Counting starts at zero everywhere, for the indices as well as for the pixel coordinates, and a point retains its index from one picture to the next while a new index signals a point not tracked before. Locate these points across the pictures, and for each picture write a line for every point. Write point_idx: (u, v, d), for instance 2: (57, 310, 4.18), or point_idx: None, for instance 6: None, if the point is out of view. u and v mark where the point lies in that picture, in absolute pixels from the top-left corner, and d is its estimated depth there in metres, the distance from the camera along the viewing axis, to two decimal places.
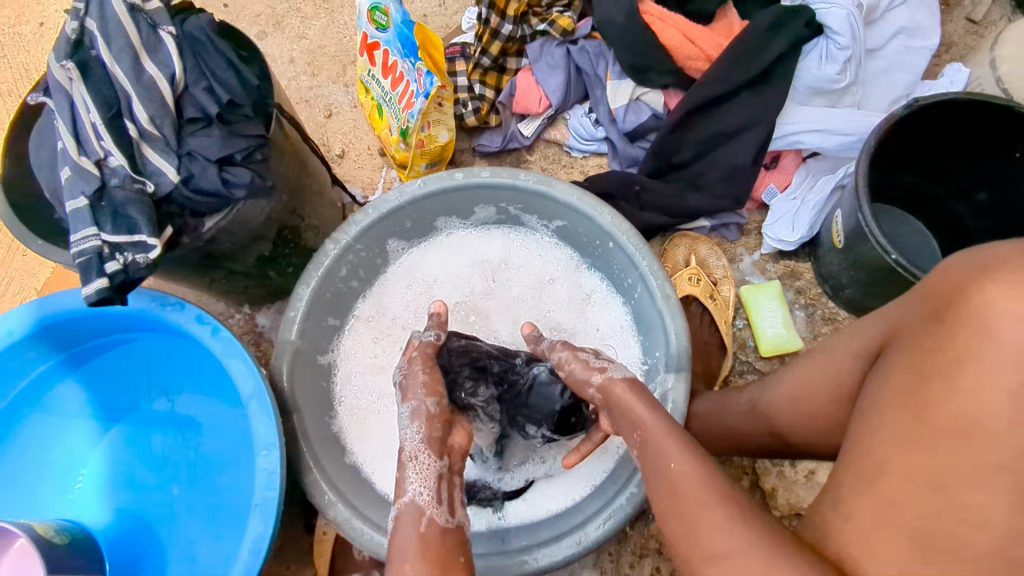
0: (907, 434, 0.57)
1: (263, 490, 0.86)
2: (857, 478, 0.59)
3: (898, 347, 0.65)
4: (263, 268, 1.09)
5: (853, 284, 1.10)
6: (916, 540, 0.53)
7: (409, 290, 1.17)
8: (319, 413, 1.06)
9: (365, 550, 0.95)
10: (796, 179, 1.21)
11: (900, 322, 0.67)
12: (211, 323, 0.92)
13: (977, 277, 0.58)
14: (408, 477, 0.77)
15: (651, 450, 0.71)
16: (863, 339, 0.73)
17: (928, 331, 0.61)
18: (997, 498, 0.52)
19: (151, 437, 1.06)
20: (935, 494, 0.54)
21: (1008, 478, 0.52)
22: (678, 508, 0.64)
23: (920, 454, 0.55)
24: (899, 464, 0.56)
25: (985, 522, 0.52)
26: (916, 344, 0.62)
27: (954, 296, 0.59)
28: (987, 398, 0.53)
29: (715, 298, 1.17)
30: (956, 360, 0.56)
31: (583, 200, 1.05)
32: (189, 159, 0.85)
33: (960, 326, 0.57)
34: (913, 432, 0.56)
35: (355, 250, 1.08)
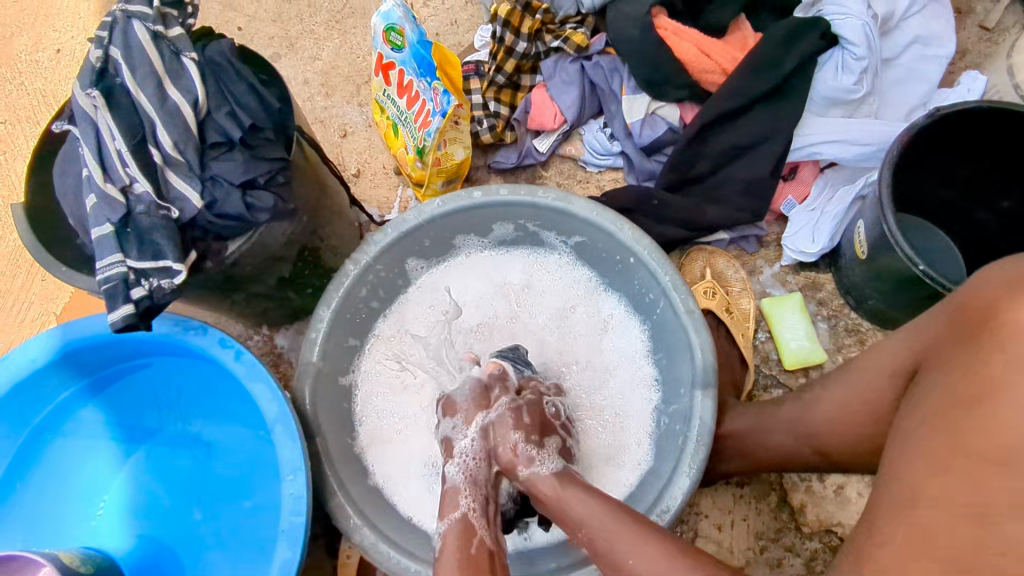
0: (943, 458, 0.55)
1: (290, 516, 0.86)
2: (896, 501, 0.57)
3: (937, 368, 0.63)
4: (283, 290, 1.09)
5: (878, 295, 1.09)
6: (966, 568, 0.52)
7: (429, 309, 1.17)
8: (340, 434, 1.04)
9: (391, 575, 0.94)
10: (814, 190, 1.20)
11: (936, 339, 0.67)
12: (234, 347, 0.92)
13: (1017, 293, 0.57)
14: (460, 494, 0.77)
15: None
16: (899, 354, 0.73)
17: (966, 351, 0.60)
18: None
19: (173, 462, 1.06)
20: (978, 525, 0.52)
21: None
22: None
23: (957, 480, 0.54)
24: (941, 488, 0.54)
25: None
26: (955, 362, 0.61)
27: (990, 316, 0.59)
28: None
29: (731, 312, 1.15)
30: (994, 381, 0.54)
31: (603, 215, 1.04)
32: (211, 183, 0.84)
33: (997, 352, 0.56)
34: (948, 460, 0.55)
35: (375, 271, 1.08)
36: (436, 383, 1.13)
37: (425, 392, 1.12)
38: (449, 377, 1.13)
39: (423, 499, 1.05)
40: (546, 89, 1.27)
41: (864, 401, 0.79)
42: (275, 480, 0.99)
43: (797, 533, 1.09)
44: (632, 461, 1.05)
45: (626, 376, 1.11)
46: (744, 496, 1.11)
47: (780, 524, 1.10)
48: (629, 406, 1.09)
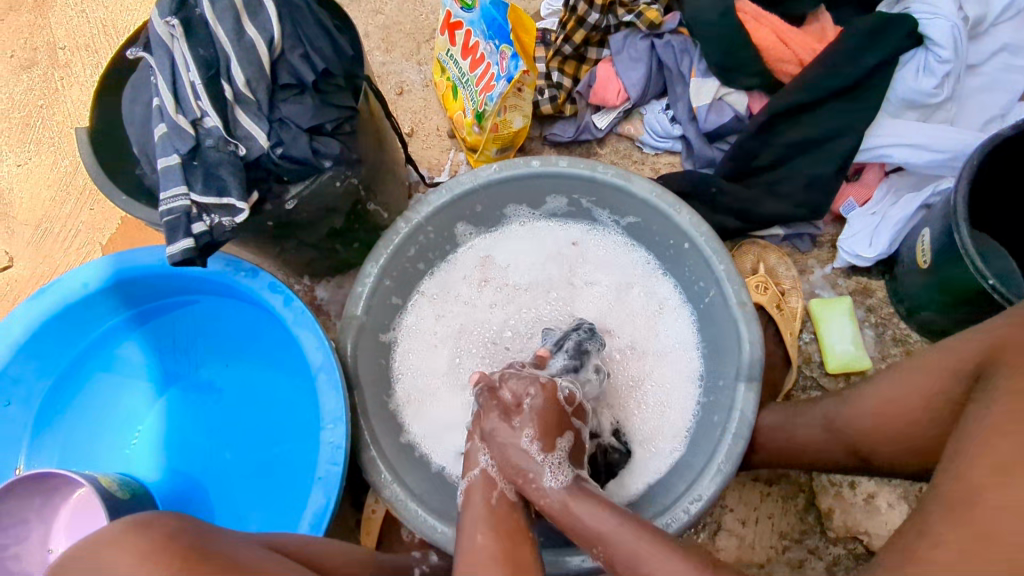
0: (1008, 461, 0.52)
1: (327, 464, 0.86)
2: (945, 504, 0.54)
3: (1003, 374, 0.60)
4: (332, 241, 1.09)
5: (935, 307, 1.05)
6: None
7: (477, 272, 1.16)
8: (377, 390, 1.05)
9: (417, 532, 0.94)
10: (877, 195, 1.17)
11: (1003, 344, 0.63)
12: (285, 293, 0.92)
13: None
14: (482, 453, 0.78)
15: None
16: (954, 358, 0.69)
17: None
18: None
19: (211, 400, 1.07)
20: None
21: None
22: None
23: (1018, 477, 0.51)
24: None
25: None
26: None
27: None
28: None
29: (781, 308, 1.13)
30: None
31: (662, 198, 1.02)
32: (279, 125, 0.83)
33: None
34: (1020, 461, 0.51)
35: (425, 232, 1.08)
36: (477, 341, 1.13)
37: (466, 350, 1.12)
38: (490, 336, 1.13)
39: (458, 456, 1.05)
40: (613, 65, 1.24)
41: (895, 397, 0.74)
42: (309, 429, 1.00)
43: (822, 536, 1.08)
44: (664, 446, 1.04)
45: (671, 359, 1.10)
46: (771, 494, 1.10)
47: (806, 525, 1.08)
48: (666, 393, 1.07)
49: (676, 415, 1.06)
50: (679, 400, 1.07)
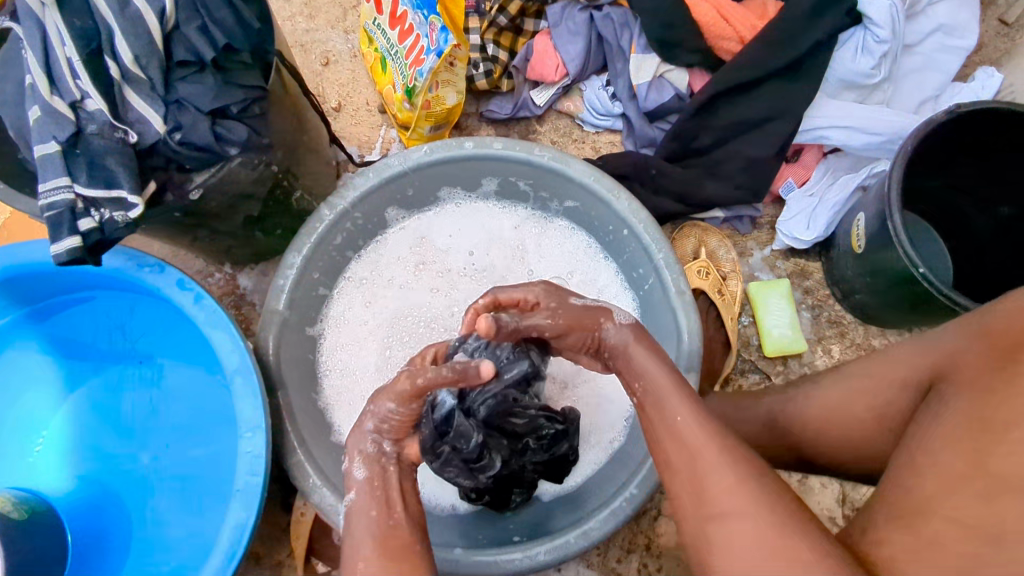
0: None
1: (245, 476, 0.80)
2: (882, 511, 0.53)
3: None
4: (251, 227, 1.02)
5: (867, 290, 1.06)
6: None
7: (410, 254, 1.11)
8: (303, 388, 0.99)
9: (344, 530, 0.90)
10: (815, 175, 1.15)
11: None
12: (194, 290, 0.84)
13: None
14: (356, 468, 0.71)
15: (689, 417, 0.62)
16: None
17: None
18: None
19: (123, 400, 0.99)
20: None
21: None
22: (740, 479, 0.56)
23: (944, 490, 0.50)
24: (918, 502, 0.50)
25: None
26: None
27: None
28: None
29: (723, 293, 1.12)
30: None
31: (600, 182, 0.99)
32: (177, 108, 0.75)
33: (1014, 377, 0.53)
34: (969, 479, 0.51)
35: (352, 217, 1.02)
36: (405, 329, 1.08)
37: (392, 337, 1.07)
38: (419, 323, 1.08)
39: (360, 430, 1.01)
40: (552, 38, 1.18)
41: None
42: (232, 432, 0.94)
43: None
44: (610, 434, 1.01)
45: None
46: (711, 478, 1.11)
47: None
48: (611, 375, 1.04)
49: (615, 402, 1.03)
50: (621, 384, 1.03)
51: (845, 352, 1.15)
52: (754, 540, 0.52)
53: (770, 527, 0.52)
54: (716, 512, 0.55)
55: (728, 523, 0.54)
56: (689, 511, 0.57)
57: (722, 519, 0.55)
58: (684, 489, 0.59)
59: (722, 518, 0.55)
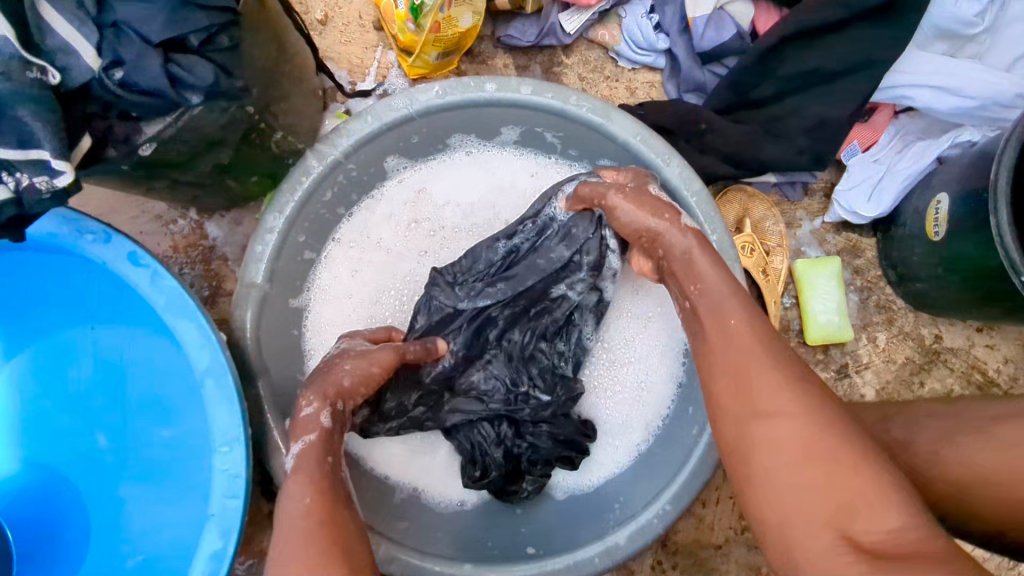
0: None
1: (223, 495, 0.68)
2: None
3: None
4: (219, 176, 0.83)
5: (932, 281, 0.94)
6: None
7: (406, 212, 0.92)
8: (288, 373, 0.85)
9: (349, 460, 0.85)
10: (884, 139, 1.00)
11: None
12: (150, 266, 0.67)
13: None
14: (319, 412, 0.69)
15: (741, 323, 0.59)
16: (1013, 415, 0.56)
17: None
18: None
19: (71, 372, 0.84)
20: None
21: None
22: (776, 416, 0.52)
23: None
24: None
25: None
26: None
27: None
28: None
29: (768, 274, 1.00)
30: None
31: (648, 143, 0.83)
32: (116, 34, 0.55)
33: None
34: None
35: (345, 171, 0.85)
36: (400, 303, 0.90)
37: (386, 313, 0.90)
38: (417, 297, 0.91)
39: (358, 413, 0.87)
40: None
41: (893, 433, 0.62)
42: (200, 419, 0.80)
43: None
44: (614, 407, 0.91)
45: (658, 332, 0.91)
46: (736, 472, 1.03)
47: None
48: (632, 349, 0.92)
49: (635, 373, 0.91)
50: (638, 352, 0.91)
51: (891, 341, 1.05)
52: (793, 472, 0.50)
53: (810, 445, 0.49)
54: (764, 411, 0.52)
55: (776, 425, 0.51)
56: (732, 409, 0.55)
57: (767, 419, 0.52)
58: (732, 393, 0.55)
59: (767, 420, 0.52)
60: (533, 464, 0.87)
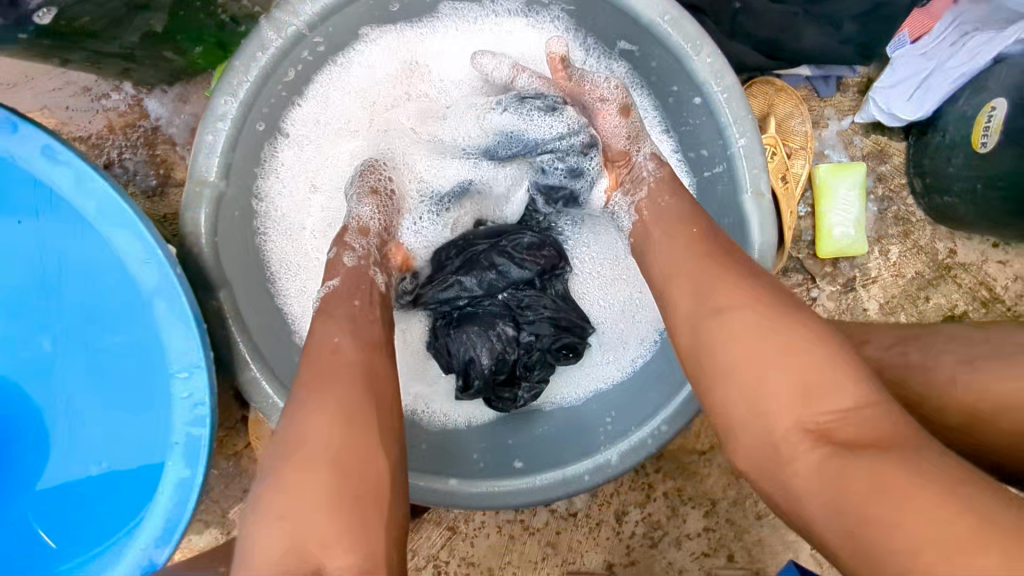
0: None
1: (186, 424, 0.60)
2: None
3: None
4: (155, 48, 0.68)
5: (963, 197, 0.86)
6: None
7: (388, 85, 0.81)
8: (251, 281, 0.75)
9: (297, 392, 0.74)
10: (939, 28, 0.86)
11: None
12: (75, 164, 0.55)
13: None
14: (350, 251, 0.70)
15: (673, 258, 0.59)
16: None
17: None
18: None
19: None
20: None
21: None
22: (734, 325, 0.49)
23: None
24: None
25: None
26: None
27: None
28: None
29: (787, 181, 0.90)
30: None
31: (677, 25, 0.70)
32: None
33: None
34: None
35: (310, 45, 0.70)
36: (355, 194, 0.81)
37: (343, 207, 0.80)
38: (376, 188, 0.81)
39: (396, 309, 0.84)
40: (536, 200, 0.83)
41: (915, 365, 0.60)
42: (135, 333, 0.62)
43: None
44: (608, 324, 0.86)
45: None
46: None
47: None
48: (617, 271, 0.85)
49: (623, 283, 0.84)
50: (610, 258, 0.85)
51: (903, 256, 0.98)
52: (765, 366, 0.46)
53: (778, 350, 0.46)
54: (721, 307, 0.51)
55: (726, 319, 0.50)
56: (691, 312, 0.53)
57: (722, 315, 0.50)
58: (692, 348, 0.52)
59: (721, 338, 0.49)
60: (529, 369, 0.82)
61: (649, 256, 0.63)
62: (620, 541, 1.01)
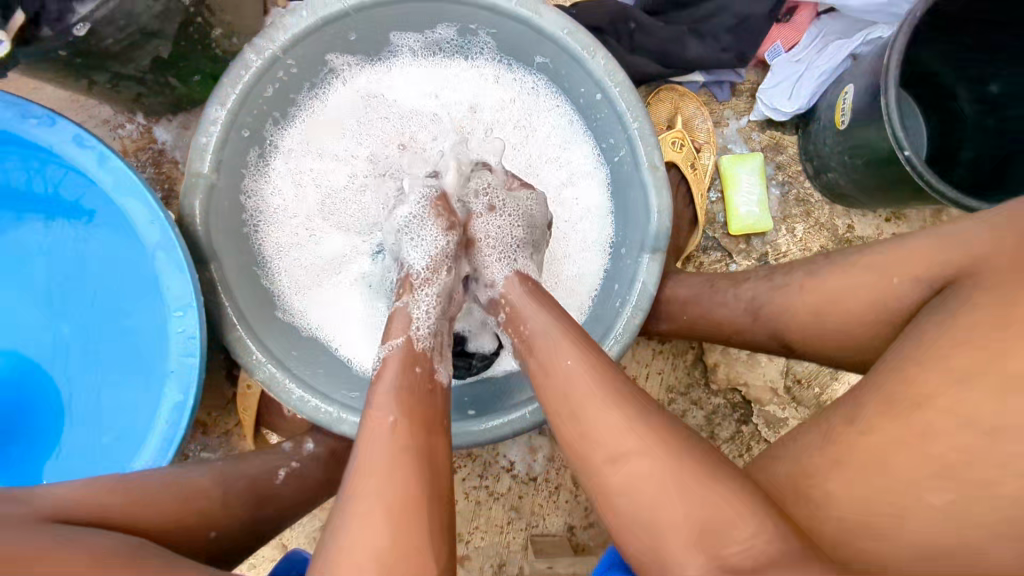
0: (954, 369, 0.49)
1: (181, 356, 0.75)
2: (886, 398, 0.51)
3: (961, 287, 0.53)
4: (161, 74, 0.86)
5: (841, 169, 1.01)
6: (956, 475, 0.47)
7: (359, 109, 0.99)
8: (243, 263, 0.91)
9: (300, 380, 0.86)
10: (804, 40, 1.05)
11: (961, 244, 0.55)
12: (97, 148, 0.72)
13: None
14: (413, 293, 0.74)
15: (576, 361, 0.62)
16: None
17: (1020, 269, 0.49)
18: None
19: (38, 267, 0.91)
20: (986, 439, 0.46)
21: None
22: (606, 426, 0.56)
23: (967, 390, 0.48)
24: (945, 397, 0.48)
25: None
26: None
27: None
28: None
29: (696, 167, 1.05)
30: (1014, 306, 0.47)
31: (574, 36, 0.86)
32: None
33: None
34: (972, 373, 0.48)
35: (284, 67, 0.87)
36: (335, 200, 0.99)
37: (327, 210, 0.99)
38: (352, 194, 0.99)
39: (358, 340, 0.97)
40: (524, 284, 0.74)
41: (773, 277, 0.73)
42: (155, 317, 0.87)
43: (705, 390, 1.12)
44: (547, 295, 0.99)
45: (581, 223, 1.00)
46: (663, 352, 1.13)
47: (692, 380, 1.13)
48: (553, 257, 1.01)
49: (559, 266, 1.00)
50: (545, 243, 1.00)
51: (808, 232, 1.12)
52: (671, 487, 0.52)
53: (669, 476, 0.52)
54: (617, 456, 0.55)
55: (629, 463, 0.54)
56: (589, 457, 0.56)
57: (621, 463, 0.54)
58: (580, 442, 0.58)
59: (630, 458, 0.54)
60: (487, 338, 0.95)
61: (550, 364, 0.64)
62: (579, 503, 1.11)
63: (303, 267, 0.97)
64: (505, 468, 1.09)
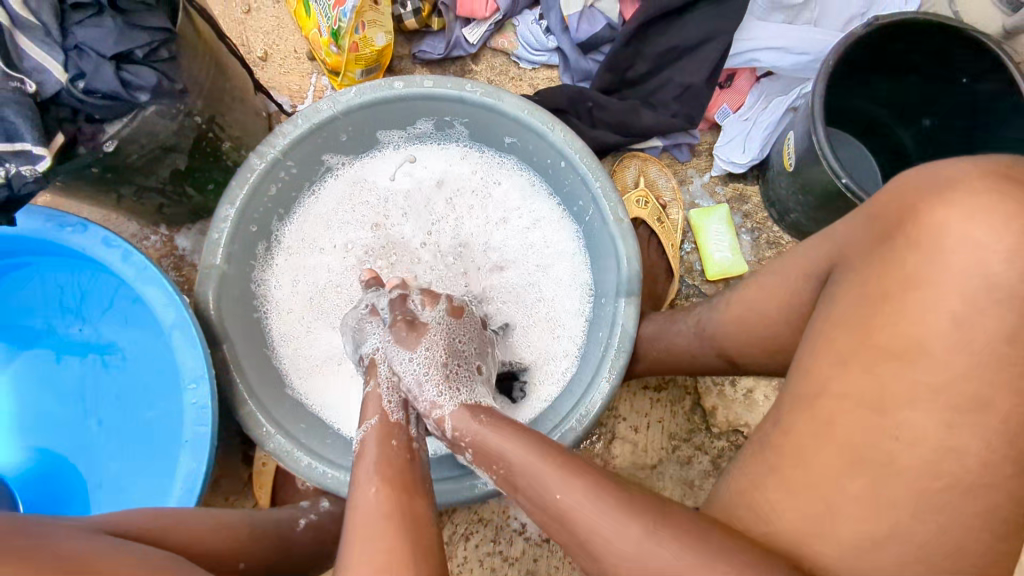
0: (846, 354, 0.54)
1: (194, 426, 0.81)
2: (800, 399, 0.56)
3: (845, 277, 0.59)
4: (179, 184, 0.99)
5: (800, 209, 1.09)
6: (861, 457, 0.51)
7: (349, 202, 1.11)
8: (251, 346, 0.99)
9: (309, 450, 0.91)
10: (749, 100, 1.17)
11: (844, 244, 0.61)
12: (122, 247, 0.83)
13: (927, 197, 0.54)
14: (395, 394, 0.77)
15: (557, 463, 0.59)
16: (805, 255, 0.66)
17: (887, 250, 0.56)
18: (936, 418, 0.49)
19: (67, 367, 0.99)
20: (874, 414, 0.51)
21: (948, 399, 0.49)
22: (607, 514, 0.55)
23: (856, 371, 0.53)
24: (843, 383, 0.53)
25: (917, 436, 0.50)
26: (861, 268, 0.57)
27: (905, 217, 0.55)
28: (939, 321, 0.51)
29: (662, 221, 1.13)
30: (895, 287, 0.53)
31: (534, 115, 0.97)
32: (76, 54, 0.76)
33: (907, 251, 0.53)
34: (858, 350, 0.53)
35: (284, 168, 0.99)
36: (332, 285, 1.08)
37: (325, 296, 1.08)
38: (347, 278, 1.08)
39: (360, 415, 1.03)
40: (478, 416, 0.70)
41: (726, 302, 0.79)
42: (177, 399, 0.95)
43: (707, 434, 1.14)
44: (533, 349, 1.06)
45: (558, 277, 1.08)
46: (661, 400, 1.15)
47: (693, 425, 1.15)
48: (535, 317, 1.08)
49: (542, 326, 1.06)
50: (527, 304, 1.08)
51: None
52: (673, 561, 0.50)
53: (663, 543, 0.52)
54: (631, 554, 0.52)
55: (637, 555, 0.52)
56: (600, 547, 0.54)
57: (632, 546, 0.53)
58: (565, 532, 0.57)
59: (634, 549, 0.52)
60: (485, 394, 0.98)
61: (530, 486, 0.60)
62: None
63: (306, 349, 1.05)
64: (517, 531, 1.10)
